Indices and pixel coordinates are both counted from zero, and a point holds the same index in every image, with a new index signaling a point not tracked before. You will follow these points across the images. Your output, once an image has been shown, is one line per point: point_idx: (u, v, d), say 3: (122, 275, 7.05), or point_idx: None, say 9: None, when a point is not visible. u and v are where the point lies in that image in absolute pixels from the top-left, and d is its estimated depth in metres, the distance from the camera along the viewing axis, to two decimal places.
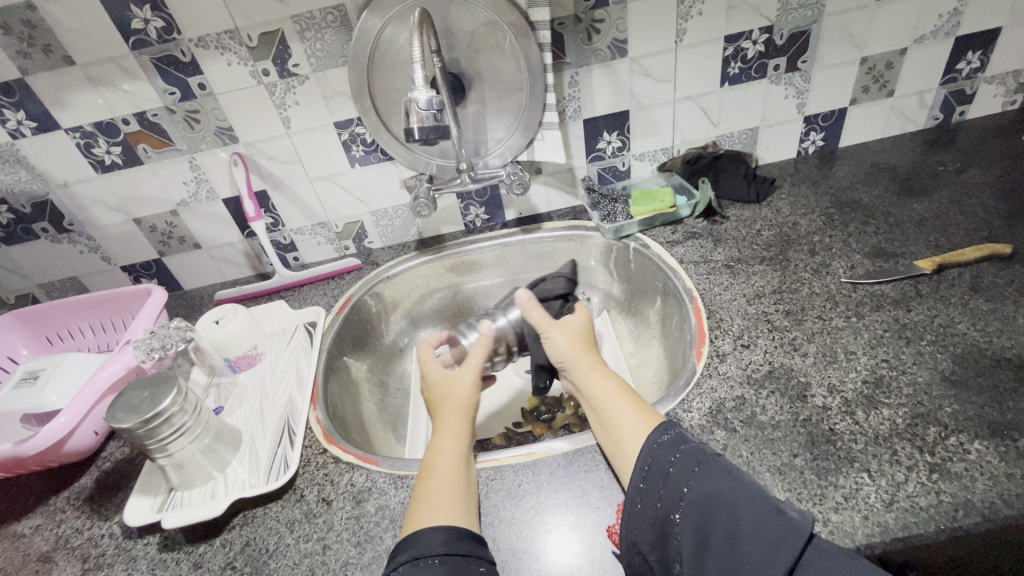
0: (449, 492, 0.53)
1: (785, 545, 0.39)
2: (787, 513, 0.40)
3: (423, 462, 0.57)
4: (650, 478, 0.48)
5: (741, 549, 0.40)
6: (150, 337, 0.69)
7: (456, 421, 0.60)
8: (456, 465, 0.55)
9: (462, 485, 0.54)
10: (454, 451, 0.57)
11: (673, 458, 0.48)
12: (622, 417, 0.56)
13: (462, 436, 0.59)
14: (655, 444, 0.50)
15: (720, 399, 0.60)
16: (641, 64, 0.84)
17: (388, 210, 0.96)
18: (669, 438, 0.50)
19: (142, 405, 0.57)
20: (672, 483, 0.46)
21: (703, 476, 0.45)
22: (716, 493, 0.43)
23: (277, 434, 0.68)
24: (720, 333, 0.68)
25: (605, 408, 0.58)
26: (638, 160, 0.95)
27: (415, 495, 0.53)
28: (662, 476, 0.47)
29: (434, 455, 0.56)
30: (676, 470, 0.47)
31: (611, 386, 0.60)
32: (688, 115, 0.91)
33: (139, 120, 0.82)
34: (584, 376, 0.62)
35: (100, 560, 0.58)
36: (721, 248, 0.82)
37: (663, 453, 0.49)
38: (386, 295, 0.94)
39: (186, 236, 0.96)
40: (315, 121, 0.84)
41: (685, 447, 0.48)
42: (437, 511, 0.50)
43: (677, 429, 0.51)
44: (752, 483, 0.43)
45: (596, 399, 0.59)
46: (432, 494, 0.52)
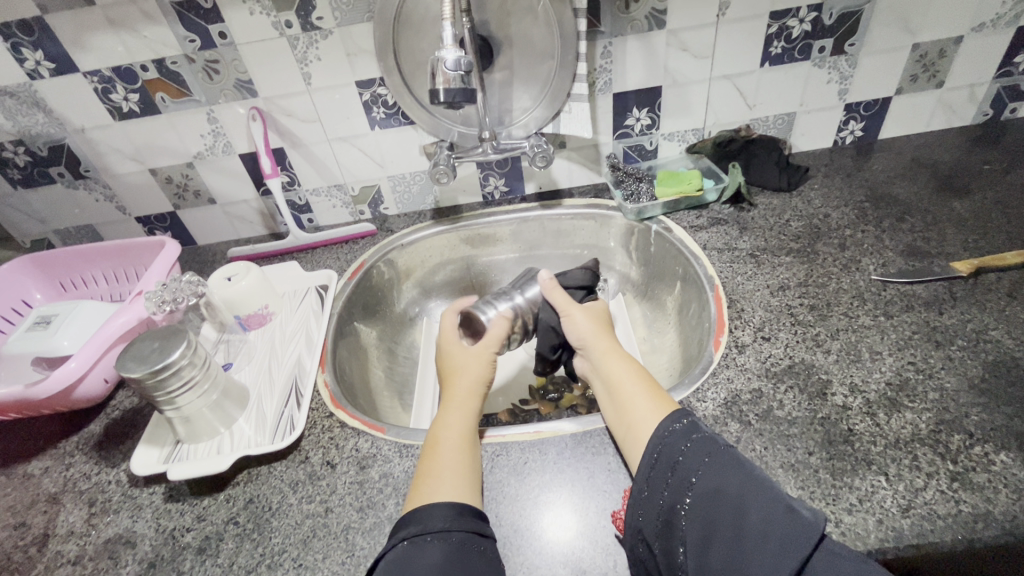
0: (453, 468, 0.53)
1: (796, 542, 0.37)
2: (799, 511, 0.39)
3: (429, 437, 0.57)
4: (659, 464, 0.47)
5: (749, 543, 0.38)
6: (162, 290, 0.68)
7: (466, 395, 0.61)
8: (461, 441, 0.56)
9: (466, 462, 0.54)
10: (462, 427, 0.57)
11: (683, 447, 0.47)
12: (636, 402, 0.55)
13: (470, 413, 0.59)
14: (668, 430, 0.49)
15: (737, 391, 0.59)
16: (679, 37, 0.80)
17: (406, 175, 0.94)
18: (682, 426, 0.49)
19: (151, 356, 0.57)
20: (681, 472, 0.46)
21: (713, 467, 0.44)
22: (727, 485, 0.43)
23: (284, 394, 0.68)
24: (741, 323, 0.66)
25: (618, 390, 0.57)
26: (666, 140, 0.92)
27: (421, 468, 0.53)
28: (671, 465, 0.47)
29: (441, 430, 0.57)
30: (686, 460, 0.46)
31: (627, 368, 0.59)
32: (724, 95, 0.87)
33: (157, 67, 0.80)
34: (603, 357, 0.62)
35: (107, 506, 0.59)
36: (747, 237, 0.79)
37: (675, 440, 0.48)
38: (399, 263, 0.93)
39: (201, 190, 0.94)
40: (337, 78, 0.82)
41: (697, 436, 0.48)
42: (440, 485, 0.51)
43: (692, 418, 0.50)
44: (765, 479, 0.42)
45: (610, 381, 0.59)
46: (437, 469, 0.52)
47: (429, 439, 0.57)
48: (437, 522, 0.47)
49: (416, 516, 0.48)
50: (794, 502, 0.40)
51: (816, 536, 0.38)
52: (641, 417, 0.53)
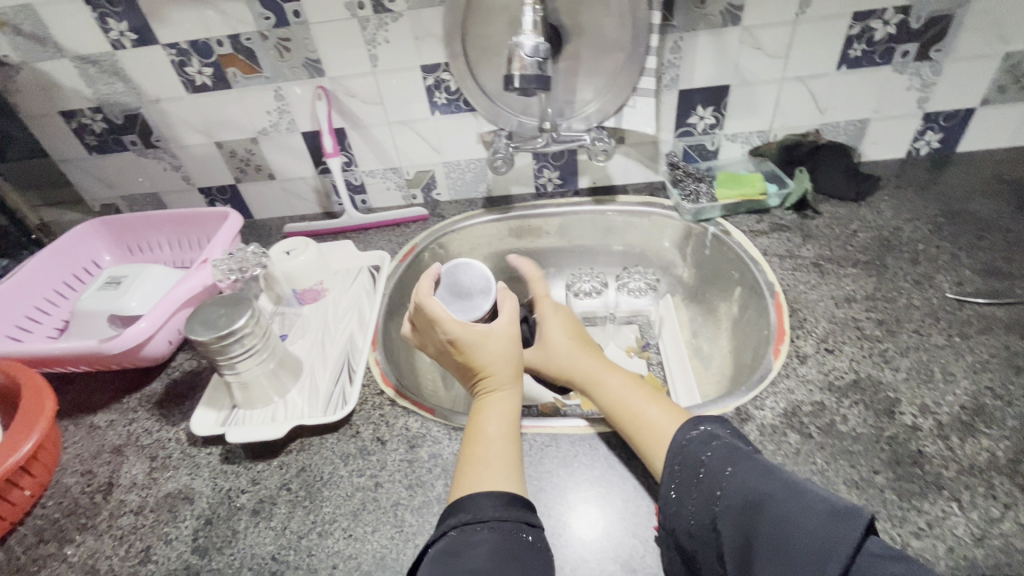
0: (499, 458, 0.51)
1: (830, 551, 0.33)
2: (837, 513, 0.35)
3: (471, 428, 0.56)
4: (683, 475, 0.46)
5: (779, 554, 0.35)
6: (228, 258, 0.71)
7: (507, 388, 0.59)
8: (507, 432, 0.55)
9: (511, 453, 0.52)
10: (506, 420, 0.56)
11: (705, 456, 0.45)
12: (648, 412, 0.54)
13: (514, 406, 0.58)
14: (685, 440, 0.48)
15: (797, 401, 0.57)
16: (753, 35, 0.78)
17: (461, 162, 0.94)
18: (700, 433, 0.48)
19: (218, 322, 0.59)
20: (706, 483, 0.43)
21: (738, 475, 0.42)
22: (752, 492, 0.40)
23: (337, 369, 0.69)
24: (803, 333, 0.64)
25: (618, 405, 0.57)
26: (729, 140, 0.89)
27: (465, 459, 0.52)
28: (696, 475, 0.45)
29: (484, 420, 0.56)
30: (709, 469, 0.44)
31: (622, 381, 0.59)
32: (794, 97, 0.84)
33: (232, 42, 0.82)
34: (603, 371, 0.61)
35: (167, 462, 0.61)
36: (810, 245, 0.76)
37: (695, 449, 0.47)
38: (448, 249, 0.94)
39: (262, 165, 0.97)
40: (403, 61, 0.82)
41: (717, 443, 0.46)
42: (487, 474, 0.50)
43: (712, 423, 0.49)
44: (796, 481, 0.39)
45: (609, 400, 0.58)
46: (483, 458, 0.51)
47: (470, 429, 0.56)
48: (489, 510, 0.46)
49: (469, 504, 0.47)
50: (830, 500, 0.36)
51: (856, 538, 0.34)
52: (658, 431, 0.52)
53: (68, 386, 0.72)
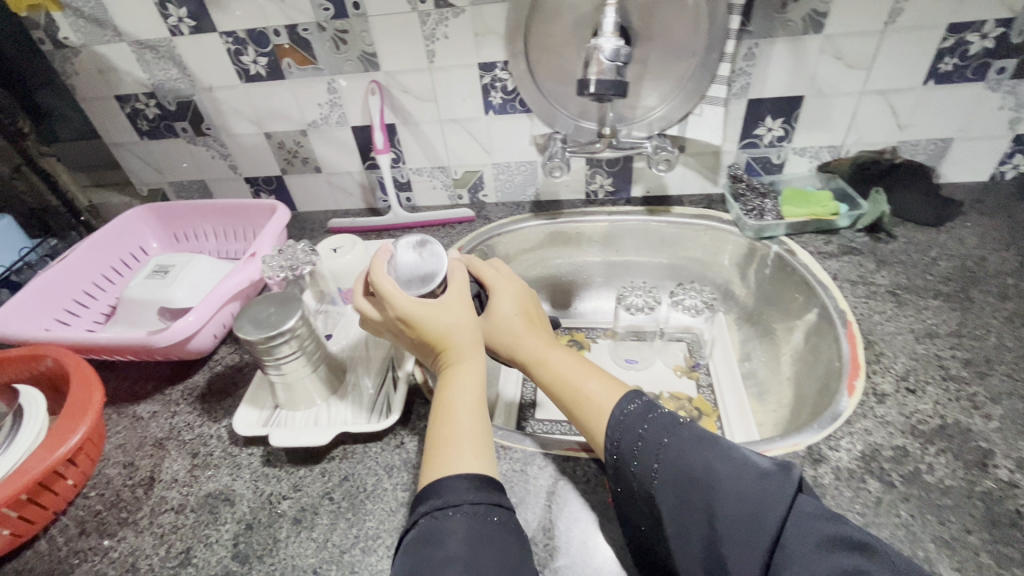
0: (468, 436, 0.50)
1: (768, 510, 0.39)
2: (768, 475, 0.41)
3: (437, 406, 0.53)
4: (622, 453, 0.47)
5: (728, 524, 0.39)
6: (278, 254, 0.69)
7: (468, 360, 0.56)
8: (474, 408, 0.52)
9: (478, 430, 0.51)
10: (473, 394, 0.53)
11: (642, 430, 0.47)
12: (587, 387, 0.54)
13: (480, 376, 0.55)
14: (622, 414, 0.50)
15: (876, 445, 0.53)
16: (835, 44, 0.73)
17: (511, 164, 0.91)
18: (636, 408, 0.50)
19: (269, 321, 0.57)
20: (643, 456, 0.46)
21: (673, 447, 0.45)
22: (691, 466, 0.43)
23: (383, 371, 0.67)
24: (880, 369, 0.59)
25: (563, 382, 0.56)
26: (797, 154, 0.84)
27: (433, 438, 0.50)
28: (633, 452, 0.47)
29: (451, 394, 0.53)
30: (646, 443, 0.46)
31: (565, 357, 0.58)
32: (873, 112, 0.79)
33: (289, 32, 0.80)
34: (547, 348, 0.60)
35: (208, 460, 0.60)
36: (885, 271, 0.71)
37: (631, 424, 0.48)
38: (493, 253, 0.91)
39: (309, 158, 0.95)
40: (461, 58, 0.80)
41: (653, 415, 0.48)
42: (457, 455, 0.48)
43: (645, 399, 0.51)
44: (726, 450, 0.43)
45: (556, 379, 0.57)
46: (452, 437, 0.49)
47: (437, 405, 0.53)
48: (463, 493, 0.44)
49: (444, 487, 0.45)
50: (755, 463, 0.42)
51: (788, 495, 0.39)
52: (598, 405, 0.52)
53: (112, 374, 0.72)
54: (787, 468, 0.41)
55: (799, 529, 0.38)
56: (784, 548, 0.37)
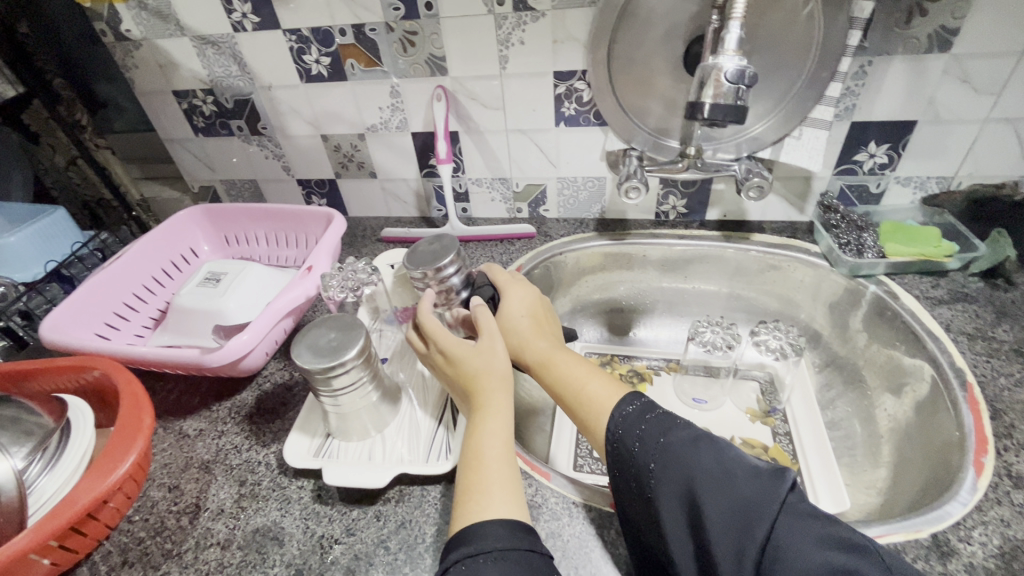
0: (501, 483, 0.45)
1: (757, 509, 0.34)
2: (759, 475, 0.36)
3: (465, 450, 0.49)
4: (620, 456, 0.44)
5: (714, 527, 0.35)
6: (339, 272, 0.65)
7: (494, 392, 0.52)
8: (503, 448, 0.48)
9: (512, 474, 0.46)
10: (502, 432, 0.49)
11: (639, 430, 0.43)
12: (588, 387, 0.51)
13: (508, 415, 0.51)
14: (621, 415, 0.46)
15: (1018, 540, 0.45)
16: (962, 65, 0.65)
17: (578, 179, 0.86)
18: (635, 408, 0.46)
19: (328, 350, 0.53)
20: (639, 459, 0.42)
21: (667, 445, 0.41)
22: (683, 466, 0.39)
23: (441, 407, 0.63)
24: (1014, 445, 0.52)
25: (564, 384, 0.53)
26: (900, 184, 0.76)
27: (462, 486, 0.46)
28: (631, 454, 0.43)
29: (478, 432, 0.49)
30: (643, 443, 0.42)
31: (570, 359, 0.56)
32: (996, 142, 0.70)
33: (355, 32, 0.76)
34: (551, 349, 0.57)
35: (256, 490, 0.56)
36: (1007, 325, 0.63)
37: (630, 424, 0.44)
38: (553, 274, 0.85)
39: (365, 163, 0.92)
40: (534, 66, 0.74)
41: (652, 415, 0.44)
42: (488, 501, 0.44)
43: (646, 399, 0.47)
44: (719, 446, 0.39)
45: (560, 385, 0.54)
46: (483, 485, 0.45)
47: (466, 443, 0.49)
48: (495, 539, 0.40)
49: (479, 534, 0.41)
50: (747, 462, 0.38)
51: (780, 494, 0.35)
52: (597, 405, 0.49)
53: (159, 384, 0.69)
54: (782, 470, 0.36)
55: (791, 531, 0.33)
56: (776, 552, 0.33)
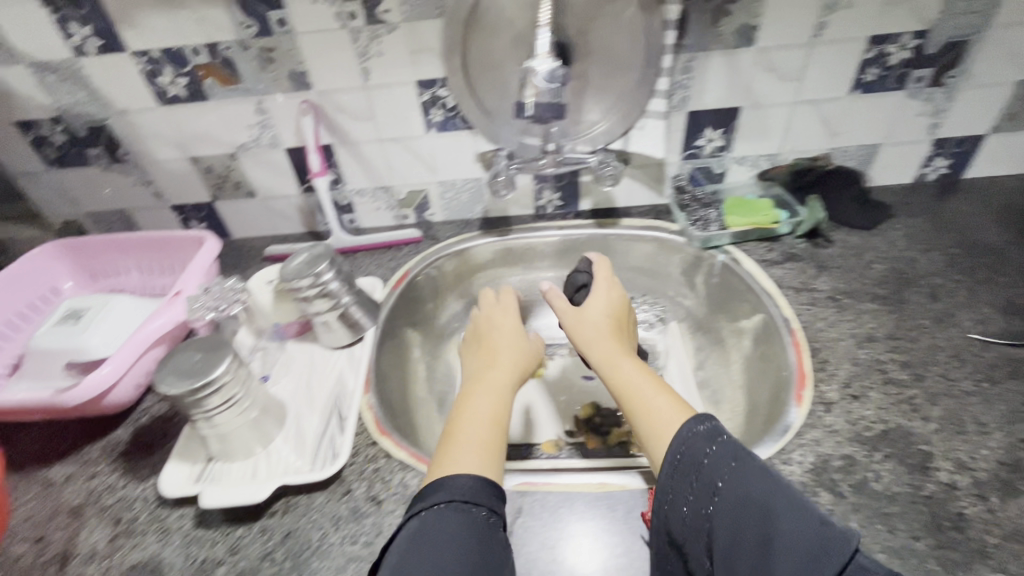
0: (478, 445, 0.50)
1: (823, 557, 0.33)
2: (830, 525, 0.35)
3: (455, 414, 0.54)
4: (683, 468, 0.44)
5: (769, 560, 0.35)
6: (205, 295, 0.63)
7: (495, 382, 0.57)
8: (490, 423, 0.53)
9: (492, 443, 0.51)
10: (493, 409, 0.54)
11: (709, 449, 0.44)
12: (654, 404, 0.52)
13: (501, 399, 0.56)
14: (691, 433, 0.46)
15: (826, 456, 0.53)
16: (767, 56, 0.74)
17: (457, 182, 0.89)
18: (706, 428, 0.46)
19: (193, 371, 0.53)
20: (706, 476, 0.42)
21: (738, 471, 0.41)
22: (753, 493, 0.39)
23: (326, 414, 0.64)
24: (826, 377, 0.61)
25: (625, 391, 0.55)
26: (737, 163, 0.86)
27: (442, 444, 0.51)
28: (696, 466, 0.43)
29: (478, 398, 0.55)
30: (711, 462, 0.43)
31: (635, 366, 0.57)
32: (805, 121, 0.81)
33: (209, 51, 0.75)
34: (608, 360, 0.59)
35: (132, 526, 0.54)
36: (825, 277, 0.73)
37: (697, 444, 0.45)
38: (443, 274, 0.88)
39: (241, 182, 0.90)
40: (396, 76, 0.77)
41: (724, 440, 0.44)
42: (461, 451, 0.50)
43: (715, 423, 0.46)
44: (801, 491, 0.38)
45: (618, 387, 0.56)
46: (459, 445, 0.50)
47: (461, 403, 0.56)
48: (469, 488, 0.45)
49: (451, 480, 0.46)
50: (815, 507, 0.36)
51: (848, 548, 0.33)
52: (660, 423, 0.50)
53: (22, 435, 0.65)
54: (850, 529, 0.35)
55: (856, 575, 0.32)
56: None
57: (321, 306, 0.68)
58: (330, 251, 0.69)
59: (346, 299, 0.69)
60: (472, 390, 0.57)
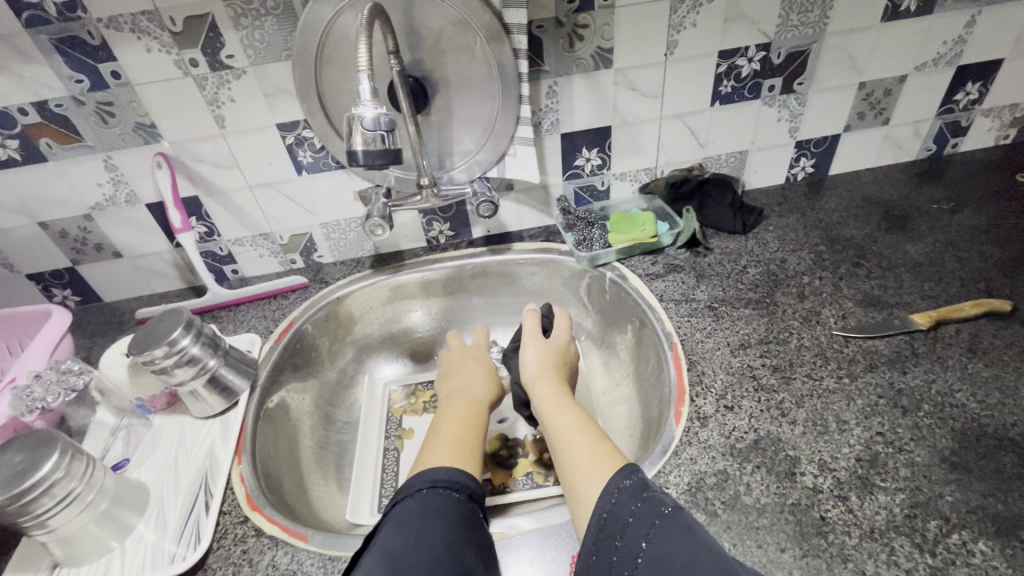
0: (450, 447, 0.56)
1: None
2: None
3: (435, 425, 0.61)
4: (608, 527, 0.45)
5: None
6: (32, 384, 0.57)
7: (462, 407, 0.64)
8: (460, 431, 0.59)
9: (462, 447, 0.56)
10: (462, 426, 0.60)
11: (633, 508, 0.45)
12: (586, 459, 0.54)
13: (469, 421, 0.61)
14: (617, 489, 0.47)
15: (701, 473, 0.54)
16: (627, 76, 0.76)
17: (340, 222, 0.86)
18: (631, 483, 0.47)
19: (14, 475, 0.48)
20: (630, 537, 0.43)
21: (660, 530, 0.42)
22: (676, 550, 0.40)
23: (193, 495, 0.59)
24: (702, 389, 0.62)
25: (563, 440, 0.58)
26: (618, 179, 0.87)
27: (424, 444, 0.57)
28: (620, 528, 0.44)
29: (449, 422, 0.60)
30: (635, 522, 0.43)
31: (574, 419, 0.61)
32: (675, 134, 0.83)
33: (39, 110, 0.69)
34: (553, 407, 0.63)
35: None
36: (704, 286, 0.75)
37: (624, 503, 0.45)
38: (334, 319, 0.84)
39: (103, 244, 0.83)
40: (255, 120, 0.73)
41: (646, 497, 0.45)
42: (440, 450, 0.55)
43: (640, 475, 0.48)
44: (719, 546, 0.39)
45: (557, 436, 0.60)
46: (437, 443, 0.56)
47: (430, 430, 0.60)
48: (448, 477, 0.50)
49: (430, 471, 0.50)
50: (733, 560, 0.38)
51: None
52: (589, 476, 0.52)
53: None
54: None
55: None
56: None
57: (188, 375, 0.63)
58: (189, 315, 0.64)
59: (214, 363, 0.65)
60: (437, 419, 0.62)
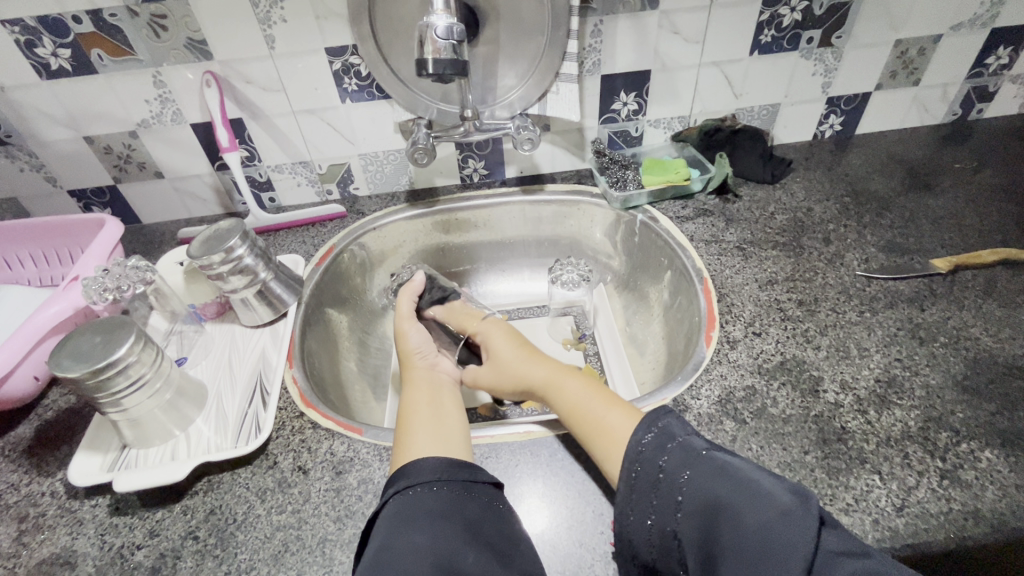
0: (427, 431, 0.51)
1: (792, 552, 0.34)
2: (791, 510, 0.36)
3: (406, 405, 0.56)
4: (639, 487, 0.44)
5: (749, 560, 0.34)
6: (103, 276, 0.61)
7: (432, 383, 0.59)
8: (430, 411, 0.54)
9: (440, 427, 0.52)
10: (438, 409, 0.55)
11: (661, 461, 0.44)
12: (606, 414, 0.52)
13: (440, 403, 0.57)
14: (640, 445, 0.46)
15: (730, 388, 0.58)
16: (671, 19, 0.77)
17: (378, 154, 0.88)
18: (653, 437, 0.46)
19: (92, 353, 0.50)
20: (665, 490, 0.42)
21: (695, 479, 0.41)
22: (713, 492, 0.39)
23: (249, 396, 0.62)
24: (731, 318, 0.65)
25: (577, 412, 0.53)
26: (652, 126, 0.89)
27: (398, 433, 0.53)
28: (653, 485, 0.43)
29: (425, 410, 0.54)
30: (667, 475, 0.43)
31: (581, 387, 0.56)
32: (711, 82, 0.85)
33: (93, 19, 0.69)
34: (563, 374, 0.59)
35: (40, 522, 0.52)
36: (733, 229, 0.78)
37: (650, 456, 0.44)
38: (371, 247, 0.87)
39: (146, 162, 0.85)
40: (304, 44, 0.74)
41: (673, 447, 0.44)
42: (425, 439, 0.50)
43: (662, 424, 0.46)
44: (751, 480, 0.39)
45: (566, 405, 0.55)
46: (412, 429, 0.52)
47: (416, 409, 0.55)
48: (425, 469, 0.45)
49: (409, 465, 0.46)
50: (774, 495, 0.37)
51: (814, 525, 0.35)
52: (615, 438, 0.49)
53: None
54: (806, 497, 0.37)
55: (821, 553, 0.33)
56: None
57: (245, 284, 0.66)
58: (244, 226, 0.66)
59: (266, 275, 0.68)
60: (419, 397, 0.57)
